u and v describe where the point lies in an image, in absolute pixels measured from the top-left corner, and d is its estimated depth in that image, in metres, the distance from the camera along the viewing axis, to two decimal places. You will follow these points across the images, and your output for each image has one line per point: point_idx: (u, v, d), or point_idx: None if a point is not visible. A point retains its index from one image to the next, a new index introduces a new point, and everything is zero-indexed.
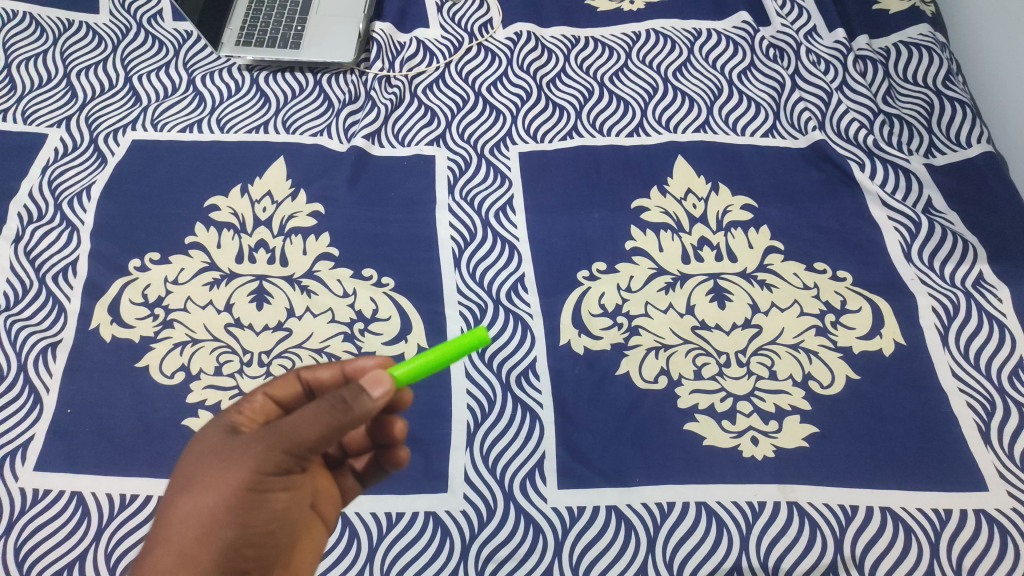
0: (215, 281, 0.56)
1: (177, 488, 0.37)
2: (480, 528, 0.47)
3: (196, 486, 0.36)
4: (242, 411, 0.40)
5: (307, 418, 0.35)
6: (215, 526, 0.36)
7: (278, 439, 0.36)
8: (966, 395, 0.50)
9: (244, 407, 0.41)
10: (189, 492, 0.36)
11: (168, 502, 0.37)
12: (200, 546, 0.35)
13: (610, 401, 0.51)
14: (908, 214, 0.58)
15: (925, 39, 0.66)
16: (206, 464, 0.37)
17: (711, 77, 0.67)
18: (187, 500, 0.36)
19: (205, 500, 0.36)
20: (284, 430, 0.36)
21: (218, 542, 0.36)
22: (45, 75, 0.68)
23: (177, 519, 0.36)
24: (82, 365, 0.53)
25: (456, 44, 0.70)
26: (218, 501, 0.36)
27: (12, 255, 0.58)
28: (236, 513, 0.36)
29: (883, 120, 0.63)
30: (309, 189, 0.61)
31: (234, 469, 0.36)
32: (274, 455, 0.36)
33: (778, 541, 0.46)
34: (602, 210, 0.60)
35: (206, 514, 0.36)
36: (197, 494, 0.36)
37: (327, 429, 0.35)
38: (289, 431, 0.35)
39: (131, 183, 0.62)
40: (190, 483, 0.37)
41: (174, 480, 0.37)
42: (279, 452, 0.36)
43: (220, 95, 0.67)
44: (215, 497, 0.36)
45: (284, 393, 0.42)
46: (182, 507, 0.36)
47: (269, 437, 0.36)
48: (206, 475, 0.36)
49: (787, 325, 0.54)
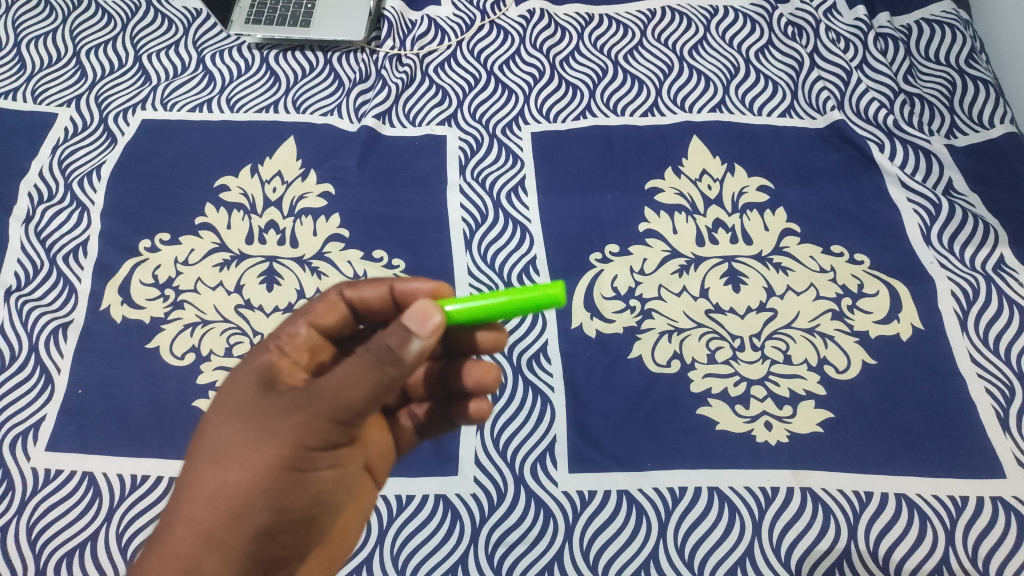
0: (225, 262, 0.56)
1: (206, 458, 0.35)
2: (490, 511, 0.47)
3: (229, 459, 0.34)
4: (283, 347, 0.39)
5: (351, 376, 0.32)
6: (246, 508, 0.34)
7: (318, 407, 0.33)
8: (985, 380, 0.49)
9: (286, 344, 0.40)
10: (220, 465, 0.34)
11: (196, 473, 0.35)
12: (228, 528, 0.33)
13: (622, 385, 0.50)
14: (928, 196, 0.57)
15: (948, 16, 0.64)
16: (238, 434, 0.35)
17: (728, 55, 0.66)
18: (217, 474, 0.34)
19: (237, 476, 0.34)
20: (323, 394, 0.33)
21: (250, 525, 0.34)
22: (55, 54, 0.68)
23: (204, 495, 0.34)
24: (93, 345, 0.52)
25: (467, 22, 0.69)
26: (252, 480, 0.34)
27: (23, 236, 0.58)
28: (271, 492, 0.34)
29: (904, 99, 0.61)
30: (319, 169, 0.61)
31: (271, 445, 0.33)
32: (315, 426, 0.33)
33: (791, 527, 0.45)
34: (615, 191, 0.59)
35: (238, 494, 0.34)
36: (230, 468, 0.34)
37: (372, 388, 0.32)
38: (328, 396, 0.32)
39: (141, 163, 0.61)
40: (221, 454, 0.35)
41: (205, 447, 0.36)
42: (321, 424, 0.33)
43: (230, 74, 0.66)
44: (249, 474, 0.34)
45: (327, 319, 0.42)
46: (211, 482, 0.34)
47: (311, 404, 0.33)
48: (238, 448, 0.34)
49: (802, 308, 0.53)
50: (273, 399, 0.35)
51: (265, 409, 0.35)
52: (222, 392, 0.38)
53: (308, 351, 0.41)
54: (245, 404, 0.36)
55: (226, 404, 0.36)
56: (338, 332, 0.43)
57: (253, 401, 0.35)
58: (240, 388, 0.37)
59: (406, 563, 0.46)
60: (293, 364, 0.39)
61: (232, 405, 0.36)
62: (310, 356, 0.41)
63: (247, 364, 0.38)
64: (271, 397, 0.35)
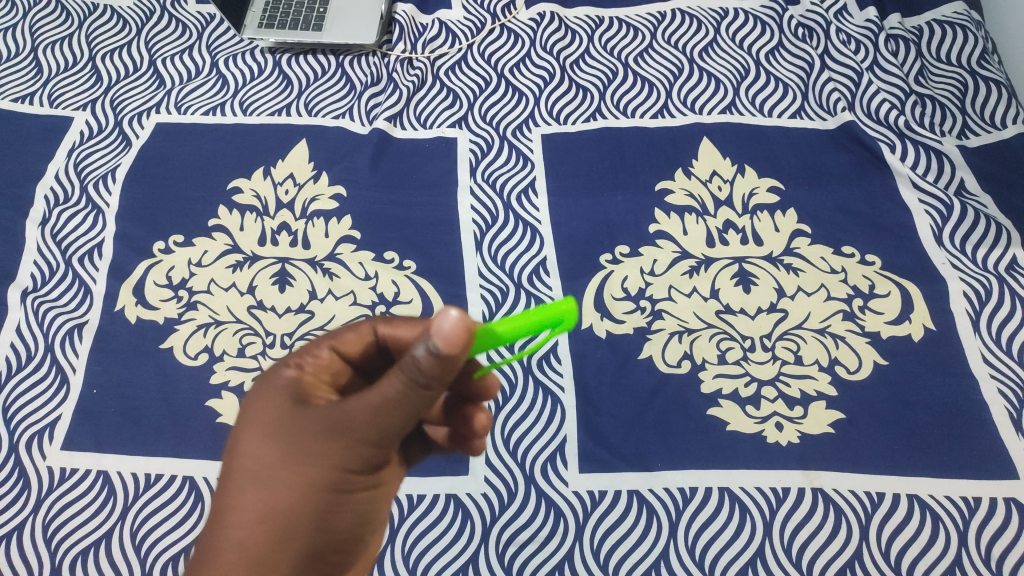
0: (238, 263, 0.57)
1: (242, 480, 0.34)
2: (501, 510, 0.47)
3: (272, 483, 0.34)
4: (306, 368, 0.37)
5: (392, 401, 0.32)
6: (294, 530, 0.34)
7: (358, 430, 0.33)
8: (998, 381, 0.49)
9: (308, 364, 0.38)
10: (262, 487, 0.34)
11: (235, 495, 0.34)
12: (278, 552, 0.34)
13: (632, 385, 0.50)
14: (939, 197, 0.57)
15: (960, 17, 0.64)
16: (276, 456, 0.34)
17: (738, 57, 0.66)
18: (257, 497, 0.34)
19: (283, 500, 0.34)
20: (364, 418, 0.33)
21: (299, 547, 0.34)
22: (71, 58, 0.69)
23: (249, 519, 0.34)
24: (107, 346, 0.53)
25: (478, 25, 0.69)
26: (299, 503, 0.34)
27: (40, 238, 0.59)
28: (317, 515, 0.34)
29: (915, 100, 0.61)
30: (330, 171, 0.61)
31: (315, 471, 0.34)
32: (356, 449, 0.34)
33: (802, 528, 0.45)
34: (625, 192, 0.59)
35: (283, 517, 0.34)
36: (275, 491, 0.34)
37: (414, 409, 0.32)
38: (370, 421, 0.33)
39: (156, 166, 0.62)
40: (261, 477, 0.34)
41: (238, 467, 0.35)
42: (361, 446, 0.34)
43: (243, 78, 0.67)
44: (295, 497, 0.34)
45: (352, 347, 0.40)
46: (249, 505, 0.34)
47: (353, 430, 0.33)
48: (279, 472, 0.34)
49: (813, 309, 0.53)
50: (307, 419, 0.34)
51: (300, 433, 0.34)
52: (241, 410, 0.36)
53: (331, 377, 0.39)
54: (278, 423, 0.35)
55: (252, 424, 0.35)
56: (363, 362, 0.41)
57: (286, 419, 0.35)
58: (263, 406, 0.35)
59: (416, 562, 0.46)
60: (315, 379, 0.38)
61: (262, 422, 0.35)
62: (334, 379, 0.39)
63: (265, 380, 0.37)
64: (303, 416, 0.34)
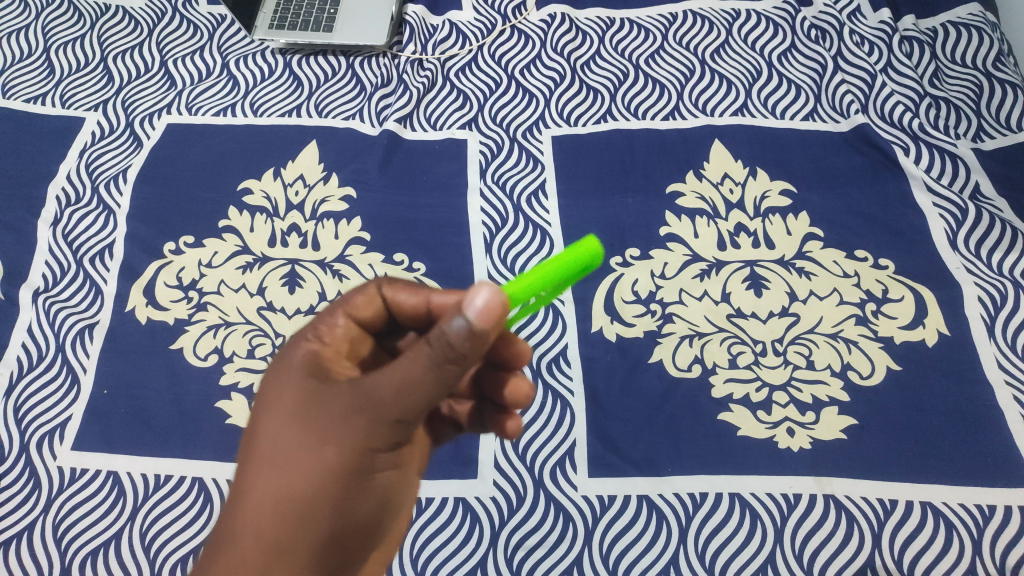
0: (248, 264, 0.57)
1: (263, 462, 0.35)
2: (509, 515, 0.47)
3: (290, 466, 0.34)
4: (322, 338, 0.38)
5: (417, 380, 0.32)
6: (314, 513, 0.34)
7: (377, 411, 0.33)
8: (1013, 388, 0.48)
9: (325, 335, 0.38)
10: (283, 469, 0.34)
11: (255, 476, 0.35)
12: (297, 535, 0.34)
13: (642, 389, 0.50)
14: (954, 200, 0.56)
15: (975, 19, 0.63)
16: (296, 439, 0.34)
17: (750, 59, 0.65)
18: (277, 479, 0.34)
19: (301, 485, 0.34)
20: (384, 399, 0.32)
21: (317, 532, 0.34)
22: (83, 59, 0.69)
23: (268, 501, 0.34)
24: (117, 346, 0.53)
25: (488, 26, 0.69)
26: (318, 487, 0.34)
27: (51, 238, 0.59)
28: (337, 498, 0.34)
29: (929, 102, 0.61)
30: (340, 173, 0.61)
31: (334, 455, 0.33)
32: (376, 430, 0.33)
33: (814, 535, 0.45)
34: (636, 194, 0.59)
35: (301, 501, 0.34)
36: (294, 474, 0.34)
37: (435, 388, 0.32)
38: (388, 402, 0.32)
39: (166, 167, 0.62)
40: (281, 460, 0.34)
41: (260, 448, 0.35)
42: (381, 426, 0.33)
43: (254, 79, 0.67)
44: (314, 481, 0.34)
45: (367, 312, 0.40)
46: (266, 487, 0.34)
47: (371, 410, 0.33)
48: (299, 454, 0.34)
49: (825, 314, 0.52)
50: (326, 401, 0.34)
51: (319, 414, 0.34)
52: (263, 390, 0.37)
53: (348, 349, 0.39)
54: (298, 402, 0.35)
55: (275, 404, 0.35)
56: (377, 324, 0.41)
57: (307, 399, 0.35)
58: (284, 385, 0.36)
59: (425, 565, 0.46)
60: (334, 354, 0.38)
61: (283, 404, 0.35)
62: (350, 349, 0.39)
63: (287, 358, 0.37)
64: (323, 397, 0.34)
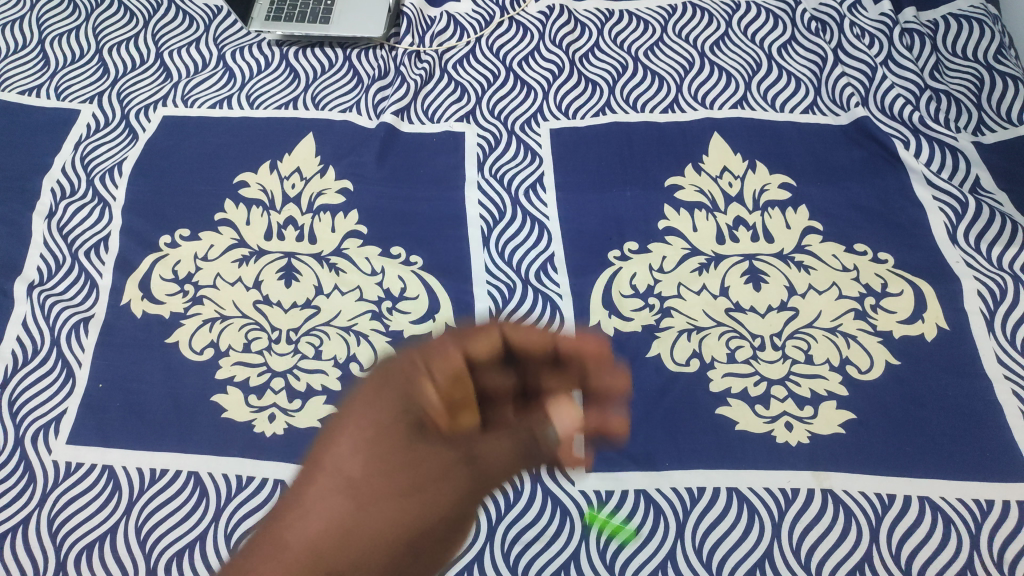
0: (244, 258, 0.56)
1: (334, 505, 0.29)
2: (506, 509, 0.47)
3: (367, 516, 0.29)
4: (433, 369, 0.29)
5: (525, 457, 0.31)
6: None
7: (481, 478, 0.30)
8: (1012, 383, 0.48)
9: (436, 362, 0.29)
10: (352, 521, 0.29)
11: (313, 516, 0.29)
12: None
13: (640, 384, 0.50)
14: (954, 194, 0.56)
15: (977, 11, 0.63)
16: (378, 483, 0.29)
17: (750, 51, 0.65)
18: (342, 526, 0.29)
19: (372, 548, 0.29)
20: (492, 465, 0.30)
21: None
22: (78, 50, 0.69)
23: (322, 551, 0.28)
24: (113, 340, 0.53)
25: (487, 18, 0.68)
26: (391, 555, 0.29)
27: (45, 231, 0.58)
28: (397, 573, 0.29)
29: (929, 95, 0.60)
30: (337, 166, 0.61)
31: (419, 522, 0.30)
32: (467, 500, 0.30)
33: (811, 530, 0.45)
34: (634, 187, 0.59)
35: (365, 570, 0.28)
36: (367, 530, 0.29)
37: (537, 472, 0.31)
38: (499, 474, 0.31)
39: (162, 159, 0.62)
40: (360, 507, 0.29)
41: (326, 482, 0.30)
42: (474, 496, 0.31)
43: (250, 71, 0.67)
44: (388, 547, 0.29)
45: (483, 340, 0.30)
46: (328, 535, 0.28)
47: (474, 477, 0.30)
48: (378, 510, 0.29)
49: (824, 308, 0.52)
50: (422, 455, 0.30)
51: (414, 468, 0.30)
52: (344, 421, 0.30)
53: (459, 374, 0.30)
54: (391, 447, 0.30)
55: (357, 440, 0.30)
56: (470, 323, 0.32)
57: (402, 448, 0.30)
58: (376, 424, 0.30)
59: None
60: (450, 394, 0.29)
61: (374, 443, 0.30)
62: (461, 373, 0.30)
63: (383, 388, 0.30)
64: (420, 451, 0.30)
